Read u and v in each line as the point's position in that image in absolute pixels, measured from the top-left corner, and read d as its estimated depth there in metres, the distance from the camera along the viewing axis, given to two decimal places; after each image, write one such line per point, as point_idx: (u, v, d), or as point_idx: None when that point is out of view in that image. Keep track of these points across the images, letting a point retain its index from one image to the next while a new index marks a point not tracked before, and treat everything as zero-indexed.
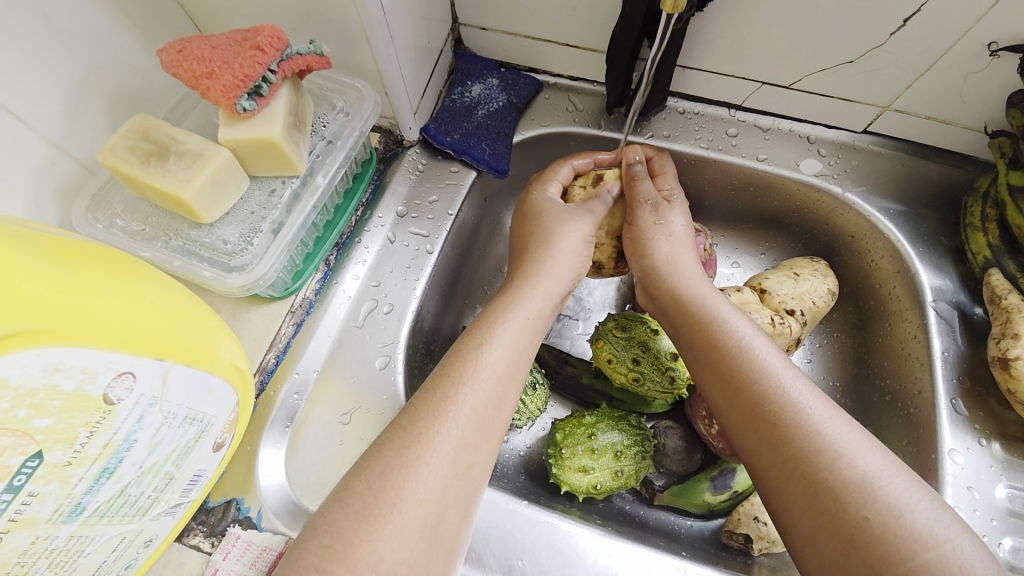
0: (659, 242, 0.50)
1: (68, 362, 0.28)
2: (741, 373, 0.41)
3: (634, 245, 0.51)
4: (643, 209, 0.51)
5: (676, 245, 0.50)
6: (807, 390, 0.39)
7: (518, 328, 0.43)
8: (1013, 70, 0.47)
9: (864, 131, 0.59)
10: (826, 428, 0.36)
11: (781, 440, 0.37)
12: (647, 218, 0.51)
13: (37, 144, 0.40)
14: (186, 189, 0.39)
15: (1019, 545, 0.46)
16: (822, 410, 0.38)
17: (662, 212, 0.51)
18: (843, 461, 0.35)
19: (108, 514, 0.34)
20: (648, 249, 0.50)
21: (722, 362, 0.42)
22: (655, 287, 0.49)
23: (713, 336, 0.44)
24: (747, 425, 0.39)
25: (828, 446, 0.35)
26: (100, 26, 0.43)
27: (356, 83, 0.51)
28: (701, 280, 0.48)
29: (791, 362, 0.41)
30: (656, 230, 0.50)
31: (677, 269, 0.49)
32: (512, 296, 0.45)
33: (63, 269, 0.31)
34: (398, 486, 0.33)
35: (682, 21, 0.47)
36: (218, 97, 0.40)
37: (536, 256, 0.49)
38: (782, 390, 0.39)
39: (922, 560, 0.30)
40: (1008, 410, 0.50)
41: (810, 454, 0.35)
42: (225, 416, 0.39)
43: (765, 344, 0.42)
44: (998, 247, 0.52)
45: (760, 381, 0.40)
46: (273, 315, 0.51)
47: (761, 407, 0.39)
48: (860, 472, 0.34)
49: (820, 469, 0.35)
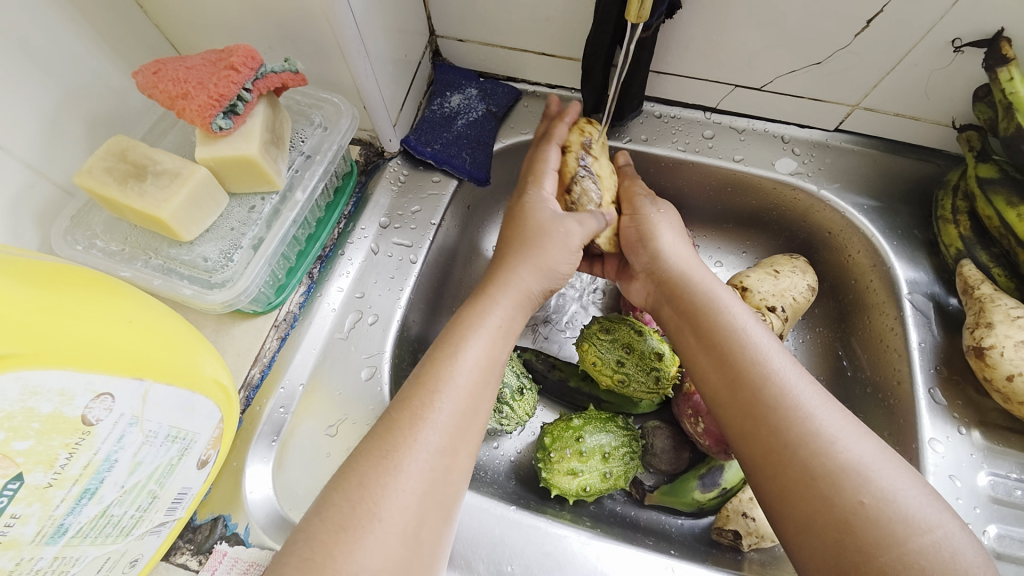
0: (665, 231, 0.53)
1: (45, 384, 0.29)
2: (742, 357, 0.42)
3: (639, 233, 0.53)
4: (642, 201, 0.55)
5: (676, 236, 0.53)
6: (802, 376, 0.40)
7: (491, 333, 0.43)
8: (978, 66, 0.48)
9: (836, 130, 0.60)
10: (822, 414, 0.37)
11: (779, 425, 0.38)
12: (649, 208, 0.54)
13: (15, 169, 0.40)
14: (164, 209, 0.40)
15: (1002, 531, 0.47)
16: (818, 397, 0.38)
17: (661, 205, 0.55)
18: (839, 445, 0.36)
19: (91, 535, 0.34)
20: (654, 236, 0.53)
21: (724, 347, 0.43)
22: (658, 275, 0.51)
23: (715, 323, 0.45)
24: (744, 412, 0.40)
25: (825, 430, 0.36)
26: (77, 50, 0.43)
27: (333, 97, 0.52)
28: (702, 271, 0.50)
29: (786, 350, 0.43)
30: (659, 218, 0.54)
31: (680, 258, 0.51)
32: (483, 305, 0.45)
33: (40, 292, 0.31)
34: (376, 495, 0.33)
35: (651, 28, 0.48)
36: (194, 117, 0.40)
37: (509, 264, 0.48)
38: (781, 375, 0.40)
39: (914, 545, 0.31)
40: (986, 398, 0.51)
41: (808, 438, 0.36)
42: (209, 432, 0.40)
43: (765, 332, 0.44)
44: (969, 239, 0.54)
45: (762, 364, 0.41)
46: (257, 330, 0.51)
47: (762, 392, 0.39)
48: (855, 456, 0.35)
49: (817, 453, 0.35)
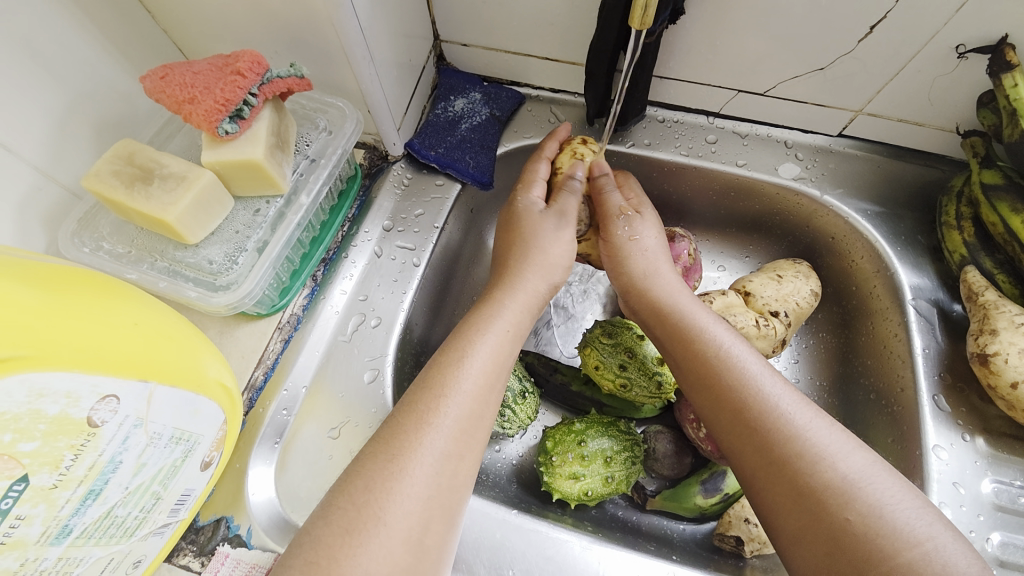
0: (636, 258, 0.51)
1: (52, 387, 0.29)
2: (721, 380, 0.41)
3: (610, 261, 0.53)
4: (616, 223, 0.52)
5: (652, 257, 0.51)
6: (787, 393, 0.40)
7: (499, 340, 0.43)
8: (983, 71, 0.48)
9: (839, 135, 0.60)
10: (806, 430, 0.37)
11: (763, 444, 0.38)
12: (621, 233, 0.52)
13: (25, 172, 0.41)
14: (170, 212, 0.40)
15: (1006, 539, 0.46)
16: (802, 413, 0.38)
17: (635, 225, 0.52)
18: (824, 463, 0.35)
19: (96, 536, 0.34)
20: (625, 264, 0.51)
21: (703, 370, 0.43)
22: (634, 300, 0.51)
23: (694, 345, 0.44)
24: (731, 431, 0.40)
25: (810, 449, 0.36)
26: (86, 55, 0.44)
27: (338, 102, 0.52)
28: (680, 288, 0.49)
29: (770, 365, 0.42)
30: (631, 246, 0.51)
31: (654, 280, 0.50)
32: (492, 309, 0.46)
33: (46, 295, 0.31)
34: (382, 500, 0.33)
35: (654, 34, 0.48)
36: (200, 122, 0.40)
37: (516, 269, 0.49)
38: (762, 395, 0.39)
39: (905, 558, 0.31)
40: (991, 406, 0.50)
41: (791, 457, 0.36)
42: (213, 434, 0.40)
43: (745, 350, 0.43)
44: (974, 245, 0.53)
45: (740, 387, 0.40)
46: (260, 332, 0.52)
47: (743, 413, 0.39)
48: (842, 473, 0.35)
49: (802, 472, 0.35)
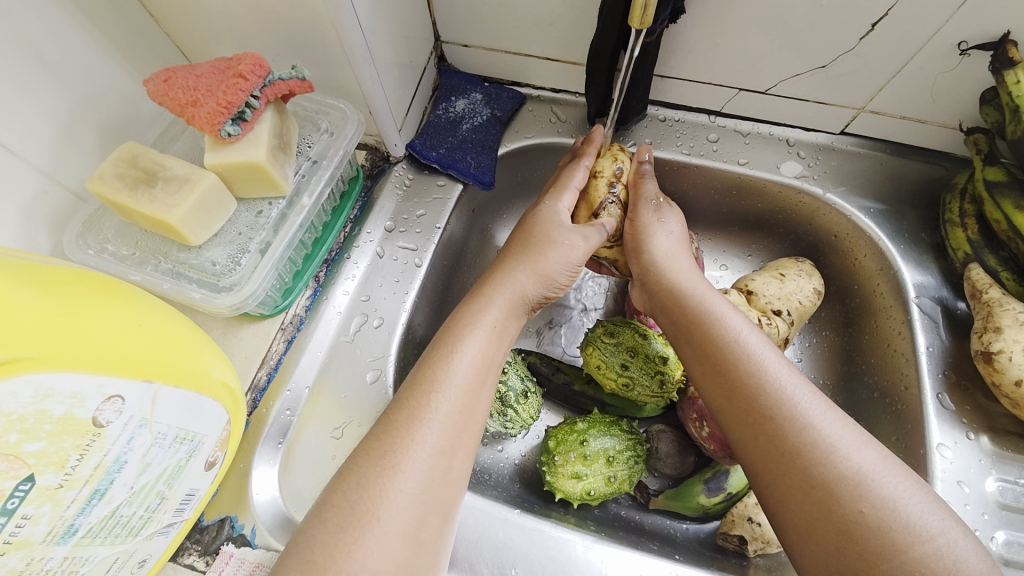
0: (659, 239, 0.51)
1: (58, 387, 0.29)
2: (737, 367, 0.41)
3: (634, 241, 0.52)
4: (647, 206, 0.52)
5: (674, 243, 0.52)
6: (802, 385, 0.40)
7: (486, 332, 0.44)
8: (985, 67, 0.48)
9: (842, 133, 0.60)
10: (820, 422, 0.37)
11: (777, 434, 0.37)
12: (650, 215, 0.52)
13: (30, 175, 0.41)
14: (173, 214, 0.40)
15: (1011, 538, 0.46)
16: (817, 406, 0.38)
17: (665, 211, 0.53)
18: (838, 454, 0.35)
19: (101, 535, 0.34)
20: (648, 244, 0.51)
21: (720, 357, 0.43)
22: (652, 284, 0.50)
23: (711, 333, 0.44)
24: (743, 420, 0.40)
25: (823, 440, 0.36)
26: (89, 58, 0.44)
27: (340, 103, 0.52)
28: (697, 276, 0.49)
29: (785, 357, 0.42)
30: (657, 227, 0.52)
31: (673, 263, 0.50)
32: (478, 305, 0.46)
33: (50, 297, 0.31)
34: (376, 497, 0.33)
35: (654, 33, 0.48)
36: (203, 124, 0.41)
37: (506, 266, 0.49)
38: (777, 384, 0.39)
39: (916, 553, 0.31)
40: (996, 404, 0.50)
41: (804, 448, 0.36)
42: (216, 434, 0.40)
43: (760, 340, 0.43)
44: (977, 242, 0.53)
45: (756, 376, 0.40)
46: (264, 333, 0.52)
47: (757, 402, 0.39)
48: (855, 465, 0.35)
49: (814, 463, 0.35)
